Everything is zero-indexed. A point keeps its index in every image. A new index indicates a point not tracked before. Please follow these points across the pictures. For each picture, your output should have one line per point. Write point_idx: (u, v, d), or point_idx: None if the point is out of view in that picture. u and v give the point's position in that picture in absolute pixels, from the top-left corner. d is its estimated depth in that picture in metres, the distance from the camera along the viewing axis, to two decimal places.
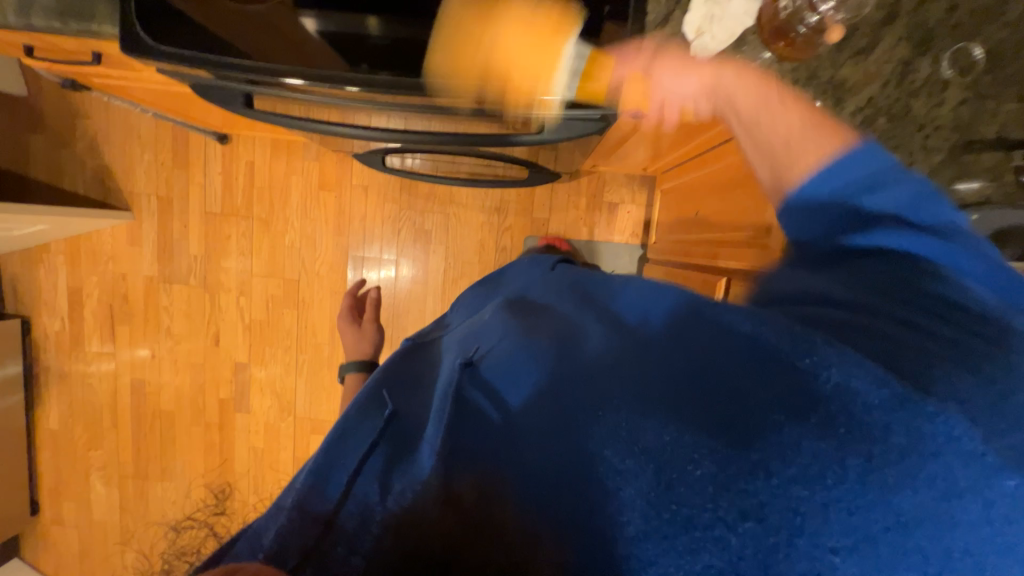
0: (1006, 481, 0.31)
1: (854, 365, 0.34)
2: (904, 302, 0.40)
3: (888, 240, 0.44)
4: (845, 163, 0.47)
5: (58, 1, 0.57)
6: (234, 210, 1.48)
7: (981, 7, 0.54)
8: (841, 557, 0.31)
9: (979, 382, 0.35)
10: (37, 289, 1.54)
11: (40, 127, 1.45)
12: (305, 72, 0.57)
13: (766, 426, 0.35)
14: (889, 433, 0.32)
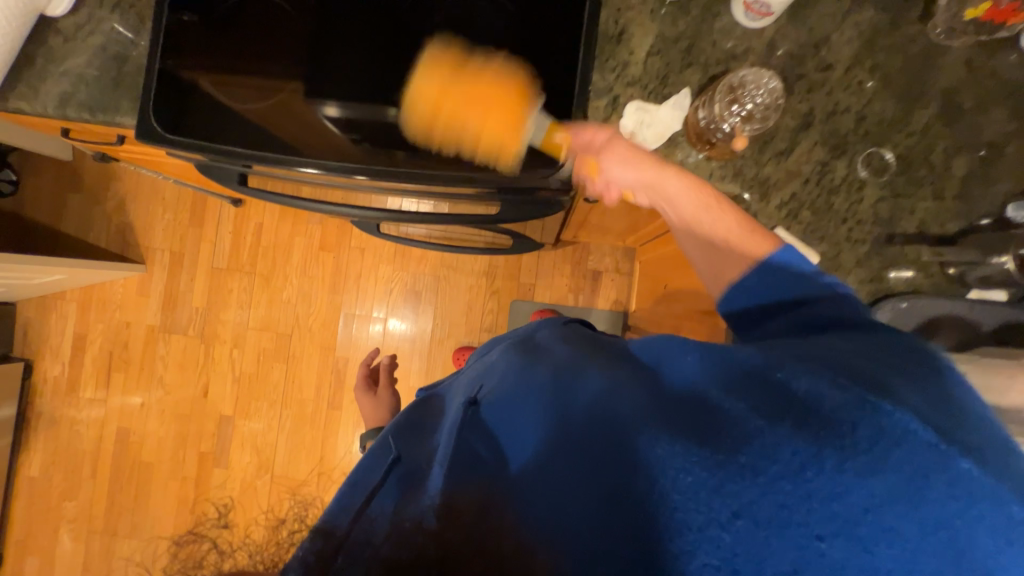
0: (961, 462, 0.31)
1: (813, 378, 0.38)
2: (851, 342, 0.43)
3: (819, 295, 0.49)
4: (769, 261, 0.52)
5: (91, 97, 0.68)
6: (239, 267, 1.58)
7: (888, 117, 0.60)
8: (828, 544, 0.30)
9: (930, 388, 0.37)
10: (46, 334, 1.62)
11: (77, 188, 1.61)
12: (321, 162, 0.65)
13: (744, 430, 0.35)
14: (855, 426, 0.33)
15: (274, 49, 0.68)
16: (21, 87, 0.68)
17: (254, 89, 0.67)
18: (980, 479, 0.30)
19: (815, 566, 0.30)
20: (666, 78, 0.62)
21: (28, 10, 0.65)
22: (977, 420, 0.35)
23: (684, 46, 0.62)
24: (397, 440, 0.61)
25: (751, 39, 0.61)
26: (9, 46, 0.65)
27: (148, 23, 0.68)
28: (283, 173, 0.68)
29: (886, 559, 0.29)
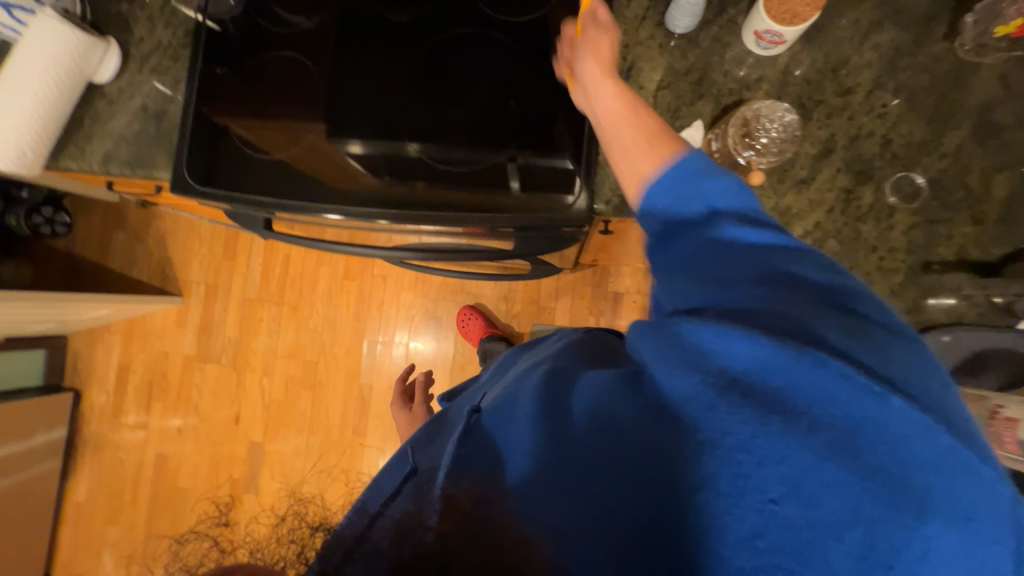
0: (891, 401, 0.33)
1: (744, 345, 0.36)
2: (788, 286, 0.40)
3: (750, 229, 0.42)
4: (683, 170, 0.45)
5: (131, 155, 0.73)
6: (268, 297, 1.64)
7: (916, 139, 0.58)
8: (782, 505, 0.32)
9: (871, 335, 0.37)
10: (94, 364, 1.72)
11: (122, 227, 1.73)
12: (343, 207, 0.68)
13: (699, 405, 0.36)
14: (796, 388, 0.34)
15: (299, 101, 0.72)
16: (70, 148, 0.74)
17: (282, 140, 0.71)
18: (907, 419, 0.32)
19: (775, 529, 0.32)
20: (678, 111, 0.61)
21: (74, 79, 0.70)
22: (910, 356, 0.37)
23: (695, 79, 0.61)
24: (416, 452, 0.58)
25: (764, 68, 0.60)
26: (58, 113, 0.71)
27: (183, 85, 0.73)
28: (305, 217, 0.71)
29: (835, 512, 0.31)
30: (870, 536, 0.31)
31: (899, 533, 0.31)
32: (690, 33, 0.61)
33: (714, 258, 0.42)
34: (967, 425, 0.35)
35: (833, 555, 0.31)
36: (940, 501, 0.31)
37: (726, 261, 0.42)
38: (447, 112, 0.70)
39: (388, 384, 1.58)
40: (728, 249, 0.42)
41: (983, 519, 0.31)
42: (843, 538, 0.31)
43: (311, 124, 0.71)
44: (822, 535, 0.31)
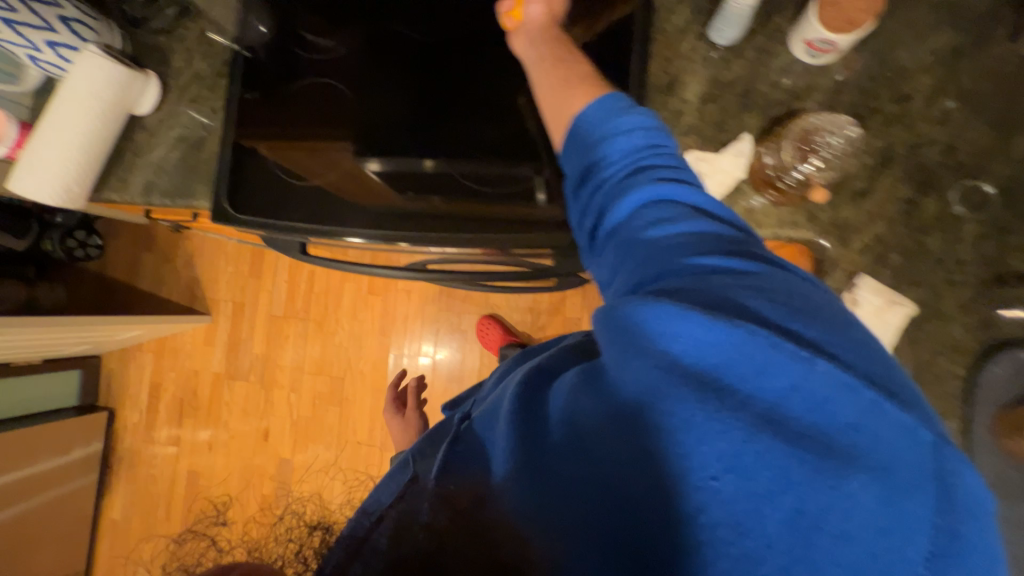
0: (817, 364, 0.33)
1: (673, 319, 0.35)
2: (712, 255, 0.40)
3: (673, 190, 0.44)
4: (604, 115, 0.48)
5: (171, 185, 0.74)
6: (294, 313, 1.65)
7: (981, 145, 0.55)
8: (721, 482, 0.32)
9: (799, 297, 0.37)
10: (126, 383, 1.75)
11: (151, 248, 1.76)
12: (367, 231, 0.69)
13: (641, 388, 0.35)
14: (730, 364, 0.34)
15: (334, 126, 0.72)
16: (113, 180, 0.76)
17: (321, 167, 0.71)
18: (828, 380, 0.32)
19: (716, 506, 0.32)
20: (725, 125, 0.59)
21: (117, 113, 0.72)
22: (833, 315, 0.37)
23: (740, 91, 0.60)
24: (416, 460, 0.57)
25: (815, 77, 0.58)
26: (101, 146, 0.72)
27: (220, 114, 0.74)
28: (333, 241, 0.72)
29: (766, 482, 0.31)
30: (799, 502, 0.31)
31: (828, 498, 0.31)
32: (735, 43, 0.59)
33: (644, 230, 0.42)
34: (898, 380, 0.35)
35: (767, 527, 0.31)
36: (864, 460, 0.31)
37: (652, 232, 0.42)
38: (462, 125, 0.70)
39: None
40: (656, 220, 0.42)
41: (911, 474, 0.31)
42: (773, 509, 0.31)
43: (340, 142, 0.71)
44: (757, 508, 0.31)
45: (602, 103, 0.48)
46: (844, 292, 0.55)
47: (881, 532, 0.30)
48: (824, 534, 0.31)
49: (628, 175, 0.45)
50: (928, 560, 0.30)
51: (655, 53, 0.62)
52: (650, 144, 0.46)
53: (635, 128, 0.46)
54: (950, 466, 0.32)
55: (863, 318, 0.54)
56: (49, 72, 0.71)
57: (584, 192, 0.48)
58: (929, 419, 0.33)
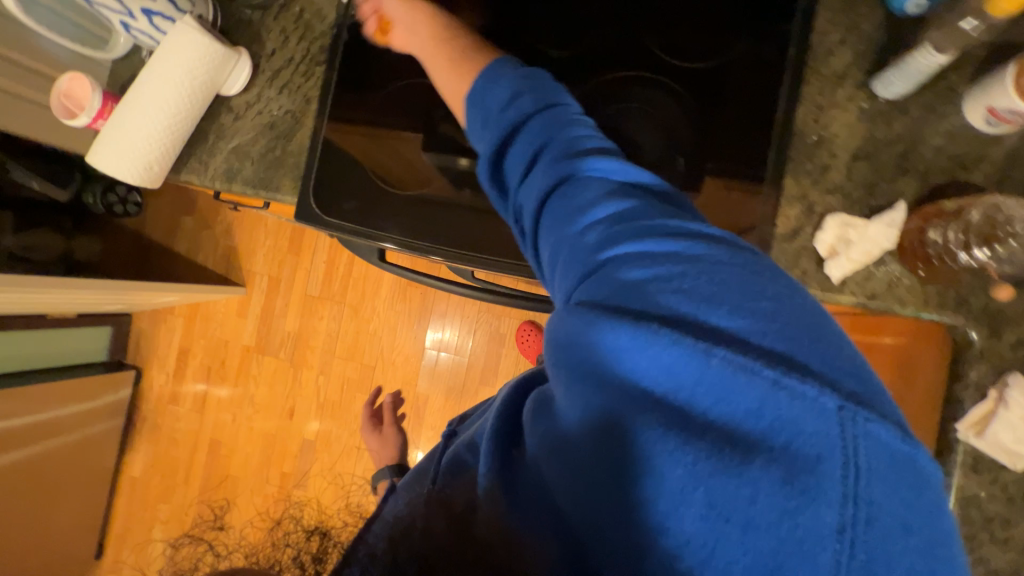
0: (712, 356, 0.32)
1: (585, 326, 0.35)
2: (624, 237, 0.37)
3: (584, 168, 0.41)
4: (502, 101, 0.46)
5: (255, 174, 0.70)
6: (330, 295, 1.62)
7: None
8: (644, 483, 0.32)
9: (707, 278, 0.34)
10: (155, 344, 1.74)
11: (191, 212, 1.73)
12: (401, 237, 0.66)
13: (573, 400, 0.37)
14: (628, 364, 0.34)
15: (423, 129, 0.68)
16: (193, 162, 0.72)
17: (416, 176, 0.67)
18: (724, 371, 0.31)
19: (640, 506, 0.32)
20: (875, 187, 0.54)
21: (205, 91, 0.67)
22: (736, 281, 0.34)
23: (898, 150, 0.54)
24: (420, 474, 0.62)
25: (985, 145, 0.53)
26: (185, 125, 0.68)
27: (314, 104, 0.70)
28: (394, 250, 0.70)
29: (678, 479, 0.31)
30: (710, 495, 0.30)
31: (730, 486, 0.30)
32: (900, 97, 0.54)
33: (563, 226, 0.41)
34: (809, 344, 0.32)
35: (682, 522, 0.31)
36: (767, 445, 0.30)
37: (572, 223, 0.40)
38: None
39: (445, 396, 1.56)
40: (573, 211, 0.40)
41: (813, 450, 0.30)
42: (688, 504, 0.30)
43: (408, 135, 0.68)
44: (674, 506, 0.31)
45: (501, 92, 0.46)
46: (988, 389, 0.51)
47: (790, 514, 0.29)
48: (731, 523, 0.30)
49: (546, 167, 0.43)
50: (842, 532, 0.29)
51: (805, 96, 0.57)
52: (564, 127, 0.44)
53: (543, 115, 0.45)
54: (855, 431, 0.30)
55: (1009, 423, 0.49)
56: (138, 40, 0.67)
57: (511, 192, 0.47)
58: (839, 382, 0.31)
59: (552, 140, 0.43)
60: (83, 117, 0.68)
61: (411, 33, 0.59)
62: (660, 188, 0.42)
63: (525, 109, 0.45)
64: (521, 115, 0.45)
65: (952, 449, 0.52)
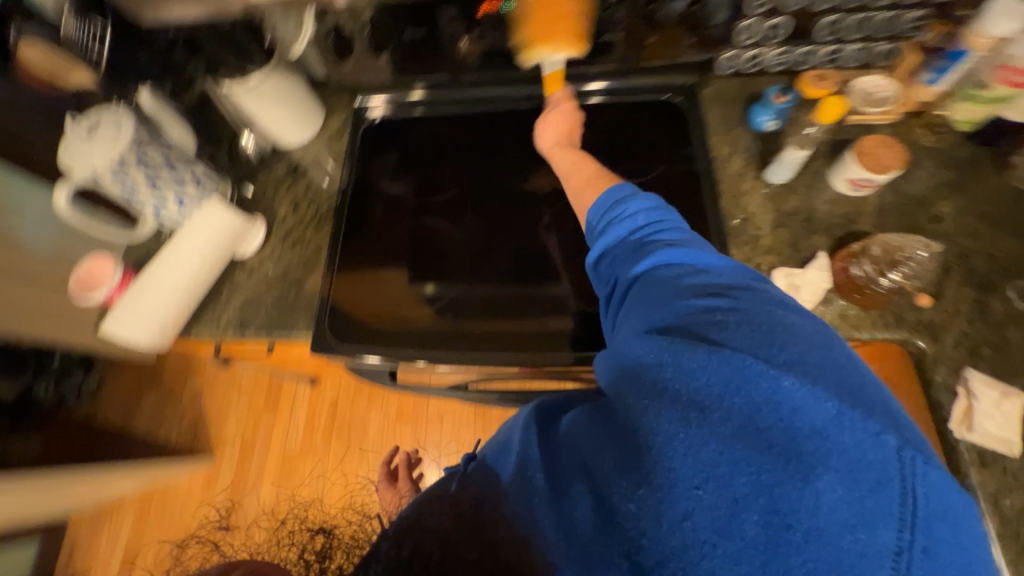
0: (783, 379, 0.35)
1: (668, 351, 0.40)
2: (704, 294, 0.44)
3: (675, 243, 0.49)
4: (611, 192, 0.57)
5: (269, 319, 0.77)
6: (313, 449, 1.52)
7: (1016, 253, 0.65)
8: (703, 491, 0.33)
9: (779, 325, 0.39)
10: (95, 550, 1.51)
11: (155, 386, 1.63)
12: (389, 349, 0.73)
13: (638, 414, 0.38)
14: (709, 387, 0.37)
15: (408, 260, 0.81)
16: (206, 316, 0.78)
17: (409, 304, 0.77)
18: (797, 394, 0.34)
19: (696, 513, 0.33)
20: (798, 245, 0.69)
21: (226, 254, 0.76)
22: (803, 335, 0.38)
23: (803, 218, 0.70)
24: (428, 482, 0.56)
25: (857, 205, 0.70)
26: (205, 284, 0.75)
27: (323, 252, 0.80)
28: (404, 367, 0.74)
29: (741, 487, 0.33)
30: (771, 503, 0.32)
31: (794, 497, 0.32)
32: (787, 182, 0.72)
33: (645, 283, 0.48)
34: (869, 394, 0.35)
35: (743, 530, 0.32)
36: (827, 461, 0.32)
37: (659, 281, 0.47)
38: (464, 254, 0.80)
39: None
40: (658, 271, 0.48)
41: (873, 473, 0.32)
42: (748, 510, 0.32)
43: (392, 265, 0.80)
44: (733, 512, 0.32)
45: (606, 191, 0.58)
46: (957, 387, 0.59)
47: (851, 529, 0.31)
48: (793, 531, 0.31)
49: (635, 244, 0.52)
50: (901, 554, 0.30)
51: (722, 191, 0.74)
52: (660, 210, 0.53)
53: (646, 201, 0.54)
54: (914, 471, 0.32)
55: (987, 413, 0.56)
56: (165, 223, 0.76)
57: (599, 259, 0.55)
58: (899, 427, 0.34)
59: (651, 219, 0.53)
60: (104, 289, 0.73)
61: (574, 157, 0.69)
62: (743, 267, 0.47)
63: (620, 196, 0.56)
64: (615, 200, 0.56)
65: (956, 450, 0.57)
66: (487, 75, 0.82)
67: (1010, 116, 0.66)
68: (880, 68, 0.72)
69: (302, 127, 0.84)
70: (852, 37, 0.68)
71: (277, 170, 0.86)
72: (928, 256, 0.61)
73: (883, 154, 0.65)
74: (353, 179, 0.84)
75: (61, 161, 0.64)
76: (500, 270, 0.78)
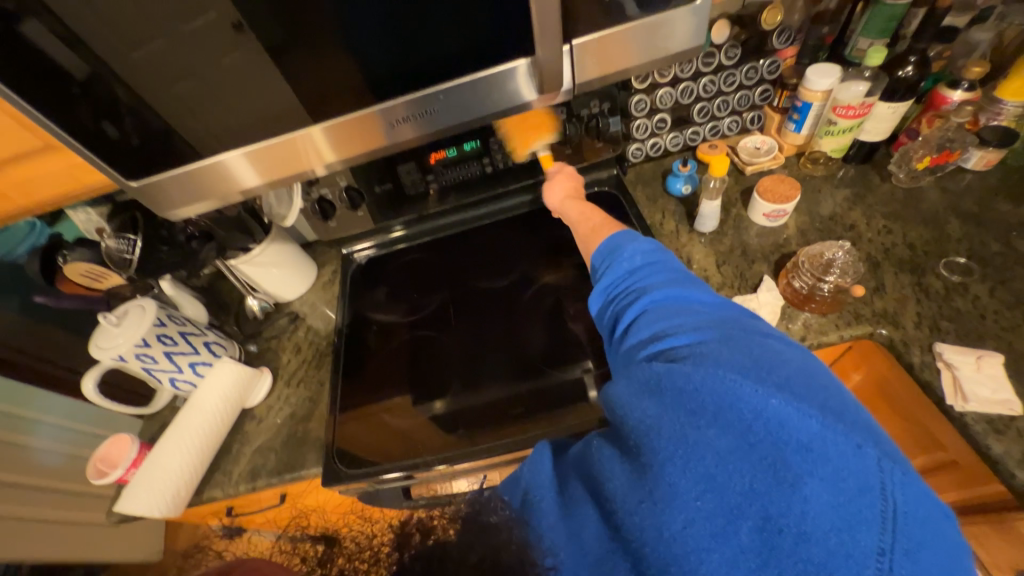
0: (772, 397, 0.38)
1: (664, 373, 0.43)
2: (697, 326, 0.48)
3: (674, 283, 0.54)
4: (613, 240, 0.63)
5: (280, 461, 0.78)
6: None
7: (929, 238, 0.74)
8: (701, 503, 0.37)
9: (767, 348, 0.43)
10: None
11: None
12: (404, 462, 0.74)
13: (644, 435, 0.41)
14: (705, 406, 0.39)
15: (407, 374, 0.86)
16: (217, 473, 0.79)
17: (414, 426, 0.79)
18: (785, 408, 0.37)
19: (694, 522, 0.37)
20: (745, 275, 0.77)
21: (233, 406, 0.81)
22: (789, 361, 0.42)
23: (740, 252, 0.80)
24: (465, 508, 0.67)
25: (782, 232, 0.81)
26: (214, 441, 0.78)
27: (327, 385, 0.86)
28: (423, 477, 0.74)
29: (733, 499, 0.36)
30: (763, 509, 0.35)
31: (780, 502, 0.35)
32: (716, 228, 0.83)
33: (646, 316, 0.53)
34: (849, 411, 0.39)
35: (739, 535, 0.36)
36: (812, 471, 0.35)
37: (658, 317, 0.51)
38: (456, 356, 0.87)
39: None
40: (655, 306, 0.53)
41: (851, 481, 0.35)
42: (741, 518, 0.36)
43: (393, 383, 0.85)
44: (726, 520, 0.36)
45: (604, 244, 0.65)
46: (935, 362, 0.61)
47: (836, 532, 0.34)
48: (784, 535, 0.35)
49: (632, 287, 0.58)
50: (882, 555, 0.33)
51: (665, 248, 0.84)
52: (658, 256, 0.59)
53: (644, 245, 0.61)
54: (893, 479, 0.35)
55: (971, 378, 0.58)
56: (178, 390, 0.82)
57: (602, 301, 0.61)
58: (878, 442, 0.37)
59: (648, 262, 0.59)
60: (117, 469, 0.75)
61: (582, 209, 0.77)
62: (734, 306, 0.51)
63: (617, 243, 0.63)
64: (610, 249, 0.63)
65: (966, 424, 0.57)
66: (447, 207, 0.98)
67: (863, 137, 0.82)
68: (755, 130, 0.90)
69: (299, 280, 0.97)
70: (721, 114, 0.87)
71: (279, 321, 0.95)
72: (847, 253, 0.69)
73: (779, 188, 0.79)
74: (347, 316, 0.94)
75: (92, 349, 0.73)
76: (493, 363, 0.84)
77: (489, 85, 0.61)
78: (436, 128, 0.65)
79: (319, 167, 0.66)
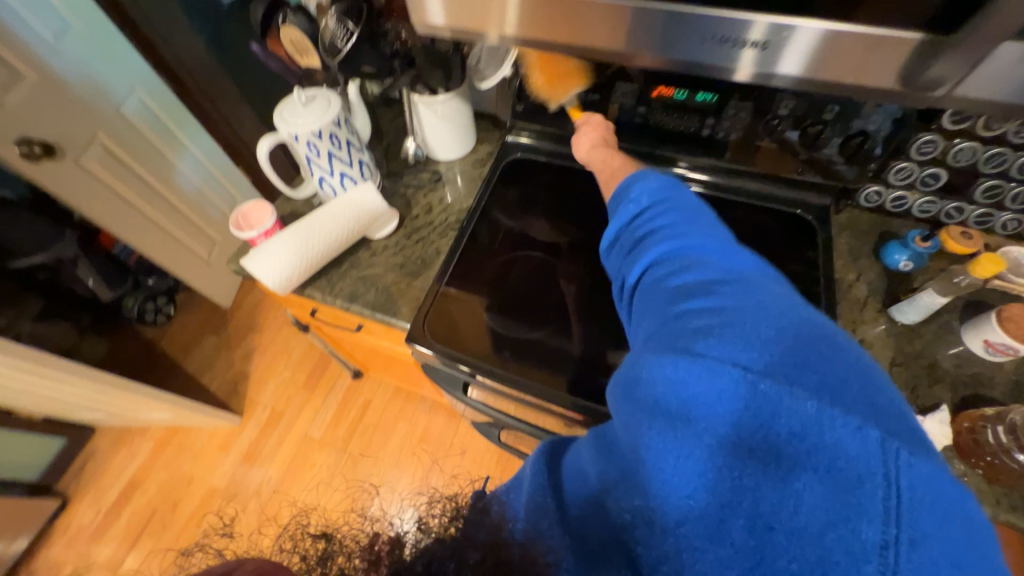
0: (759, 383, 0.34)
1: (655, 360, 0.38)
2: (694, 285, 0.44)
3: (670, 236, 0.50)
4: (638, 181, 0.58)
5: (376, 299, 0.82)
6: (331, 441, 1.51)
7: None
8: (694, 501, 0.33)
9: (763, 317, 0.38)
10: (104, 470, 1.56)
11: (218, 330, 1.75)
12: (444, 351, 0.76)
13: (629, 429, 0.37)
14: (695, 397, 0.35)
15: (499, 280, 0.83)
16: (322, 279, 0.85)
17: (473, 334, 0.78)
18: (772, 392, 0.33)
19: (686, 520, 0.33)
20: (917, 390, 0.66)
21: (356, 229, 0.83)
22: (780, 326, 0.37)
23: (925, 363, 0.68)
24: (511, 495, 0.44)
25: (990, 369, 0.67)
26: (329, 249, 0.81)
27: (439, 254, 0.87)
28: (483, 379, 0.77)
29: (726, 490, 0.32)
30: (754, 504, 0.31)
31: (774, 496, 0.31)
32: (914, 324, 0.70)
33: (650, 281, 0.49)
34: (849, 383, 0.34)
35: (731, 535, 0.31)
36: (805, 462, 0.31)
37: (662, 281, 0.47)
38: (551, 289, 0.81)
39: None
40: (658, 266, 0.49)
41: (853, 472, 0.30)
42: (731, 515, 0.32)
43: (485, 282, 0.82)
44: (718, 513, 0.32)
45: (624, 183, 0.60)
46: None
47: (833, 527, 0.29)
48: (777, 531, 0.30)
49: (637, 241, 0.53)
50: (886, 548, 0.28)
51: (840, 313, 0.74)
52: (670, 193, 0.55)
53: (654, 184, 0.56)
54: (897, 462, 0.30)
55: None
56: (322, 191, 0.86)
57: (612, 260, 0.57)
58: (880, 421, 0.33)
59: (656, 204, 0.54)
60: (251, 231, 0.82)
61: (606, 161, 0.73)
62: (737, 251, 0.47)
63: (648, 186, 0.56)
64: (633, 197, 0.57)
65: None
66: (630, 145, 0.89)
67: None
68: None
69: (457, 145, 0.94)
70: (1011, 206, 0.69)
71: (423, 174, 0.95)
72: None
73: None
74: (478, 200, 0.91)
75: (276, 117, 0.76)
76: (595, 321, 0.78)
77: (770, 38, 0.47)
78: (659, 53, 0.53)
79: (495, 35, 0.57)
